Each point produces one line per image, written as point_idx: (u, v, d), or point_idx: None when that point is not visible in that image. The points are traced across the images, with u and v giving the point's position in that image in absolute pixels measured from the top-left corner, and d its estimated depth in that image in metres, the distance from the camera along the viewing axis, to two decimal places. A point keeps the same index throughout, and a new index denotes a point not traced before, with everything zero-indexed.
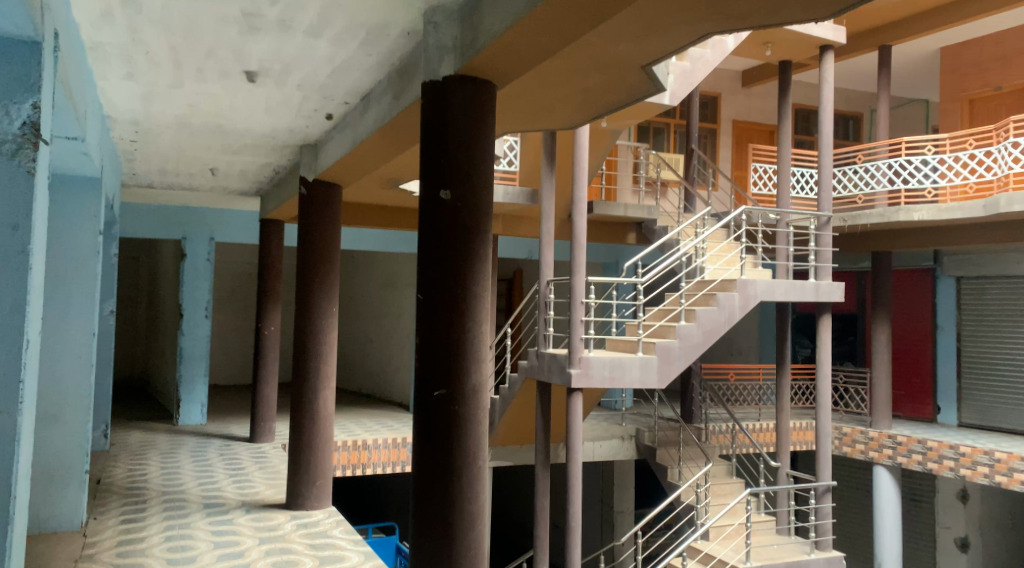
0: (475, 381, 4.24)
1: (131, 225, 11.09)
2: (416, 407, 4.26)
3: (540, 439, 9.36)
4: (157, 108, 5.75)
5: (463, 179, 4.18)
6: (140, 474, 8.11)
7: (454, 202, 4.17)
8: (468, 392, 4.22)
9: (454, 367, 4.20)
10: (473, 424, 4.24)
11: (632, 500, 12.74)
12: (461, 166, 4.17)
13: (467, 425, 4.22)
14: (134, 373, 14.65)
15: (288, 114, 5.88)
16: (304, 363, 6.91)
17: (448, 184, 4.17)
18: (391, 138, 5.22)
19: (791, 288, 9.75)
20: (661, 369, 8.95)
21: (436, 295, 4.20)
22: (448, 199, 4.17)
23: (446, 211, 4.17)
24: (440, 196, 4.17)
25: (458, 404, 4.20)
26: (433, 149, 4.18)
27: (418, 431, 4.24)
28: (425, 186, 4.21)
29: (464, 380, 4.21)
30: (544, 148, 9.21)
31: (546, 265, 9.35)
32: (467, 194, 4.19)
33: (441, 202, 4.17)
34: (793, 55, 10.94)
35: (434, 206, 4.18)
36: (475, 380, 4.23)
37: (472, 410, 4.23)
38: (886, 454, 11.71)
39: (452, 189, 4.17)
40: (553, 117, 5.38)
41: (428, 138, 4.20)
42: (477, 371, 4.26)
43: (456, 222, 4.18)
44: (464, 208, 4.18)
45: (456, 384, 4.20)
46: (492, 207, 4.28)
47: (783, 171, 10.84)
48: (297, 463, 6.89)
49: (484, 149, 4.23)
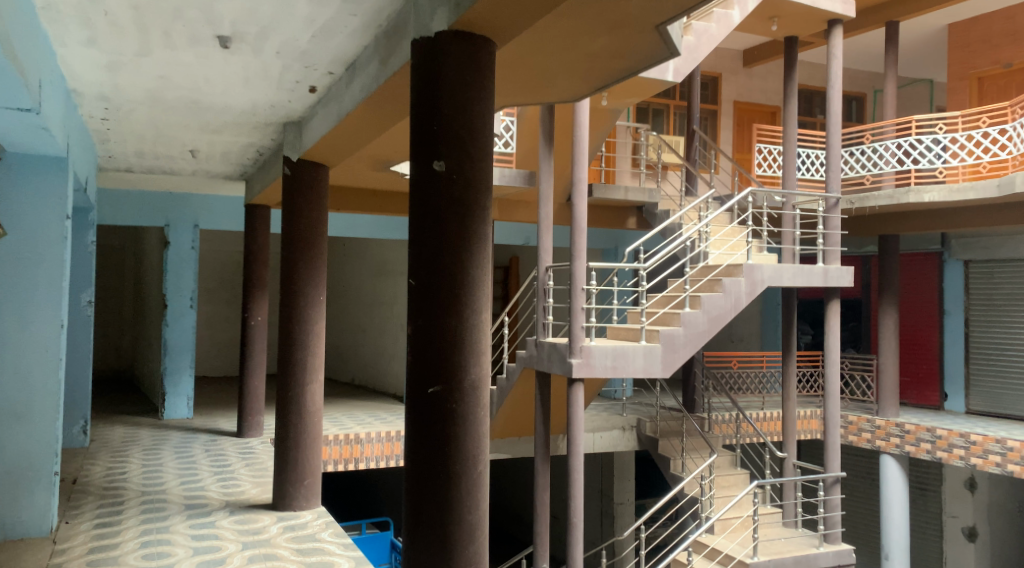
0: (474, 376, 3.84)
1: (111, 211, 10.65)
2: (408, 405, 3.86)
3: (540, 432, 8.97)
4: (126, 79, 5.32)
5: (460, 149, 3.77)
6: (120, 472, 7.71)
7: (449, 174, 3.77)
8: (466, 388, 3.83)
9: (451, 360, 3.80)
10: (472, 424, 3.84)
11: (632, 491, 12.45)
12: (458, 135, 3.77)
13: (466, 425, 3.83)
14: (120, 365, 14.23)
15: (268, 86, 5.46)
16: (290, 355, 6.51)
17: (442, 154, 3.76)
18: (378, 110, 4.81)
19: (799, 273, 9.37)
20: (665, 358, 8.58)
21: (429, 279, 3.80)
22: (443, 171, 3.77)
23: (440, 184, 3.77)
24: (433, 167, 3.77)
25: (456, 401, 3.81)
26: (426, 116, 3.78)
27: (411, 433, 3.84)
28: (416, 158, 3.82)
29: (462, 375, 3.82)
30: (543, 126, 8.81)
31: (545, 250, 8.96)
32: (464, 166, 3.79)
33: (435, 174, 3.77)
34: (799, 31, 10.54)
35: (427, 179, 3.78)
36: (474, 374, 3.84)
37: (471, 406, 3.84)
38: (894, 443, 11.35)
39: (447, 160, 3.77)
40: (554, 86, 4.98)
41: (419, 104, 3.80)
42: (478, 363, 3.86)
43: (452, 197, 3.78)
44: (461, 180, 3.78)
45: (453, 378, 3.81)
46: (493, 180, 3.88)
47: (787, 151, 10.44)
48: (283, 461, 6.50)
49: (484, 115, 3.82)
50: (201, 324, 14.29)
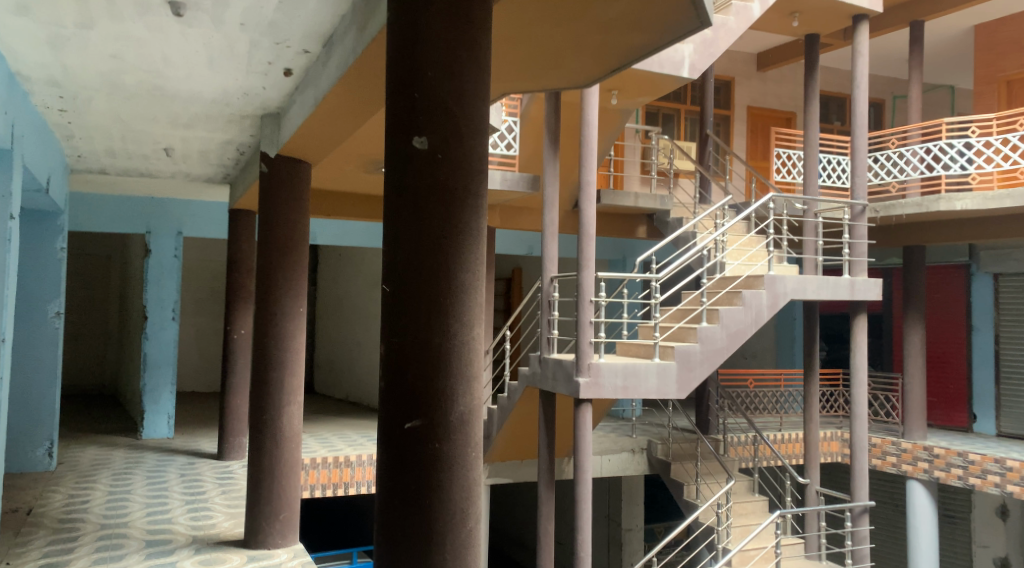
0: (464, 408, 3.17)
1: (89, 217, 10.01)
2: (378, 447, 3.17)
3: (544, 455, 8.29)
4: (73, 57, 4.75)
5: (446, 122, 3.13)
6: (81, 501, 7.04)
7: (432, 154, 3.12)
8: (452, 425, 3.15)
9: (435, 388, 3.13)
10: (460, 471, 3.16)
11: (641, 516, 11.75)
12: (444, 106, 3.12)
13: (452, 472, 3.14)
14: (104, 381, 13.56)
15: (237, 68, 4.86)
16: (265, 375, 5.82)
17: (423, 130, 3.11)
18: (358, 89, 4.17)
19: (824, 285, 8.67)
20: (680, 378, 7.88)
21: (406, 286, 3.13)
22: (426, 148, 3.12)
23: (421, 164, 3.12)
24: (413, 145, 3.12)
25: (439, 440, 3.13)
26: (404, 80, 3.12)
27: (384, 482, 3.15)
28: (391, 134, 3.15)
29: (447, 409, 3.14)
30: (547, 125, 8.16)
31: (550, 259, 8.31)
32: (451, 143, 3.14)
33: (414, 152, 3.12)
34: (822, 29, 9.90)
35: (404, 158, 3.12)
36: (464, 406, 3.17)
37: (459, 448, 3.15)
38: (921, 467, 10.53)
39: (429, 136, 3.12)
40: (562, 64, 4.31)
41: (395, 68, 3.14)
42: (467, 394, 3.18)
43: (435, 181, 3.13)
44: (447, 162, 3.13)
45: (435, 413, 3.13)
46: (489, 161, 3.23)
47: (809, 156, 9.76)
48: (255, 493, 5.80)
49: (478, 84, 3.17)
50: (190, 338, 13.65)
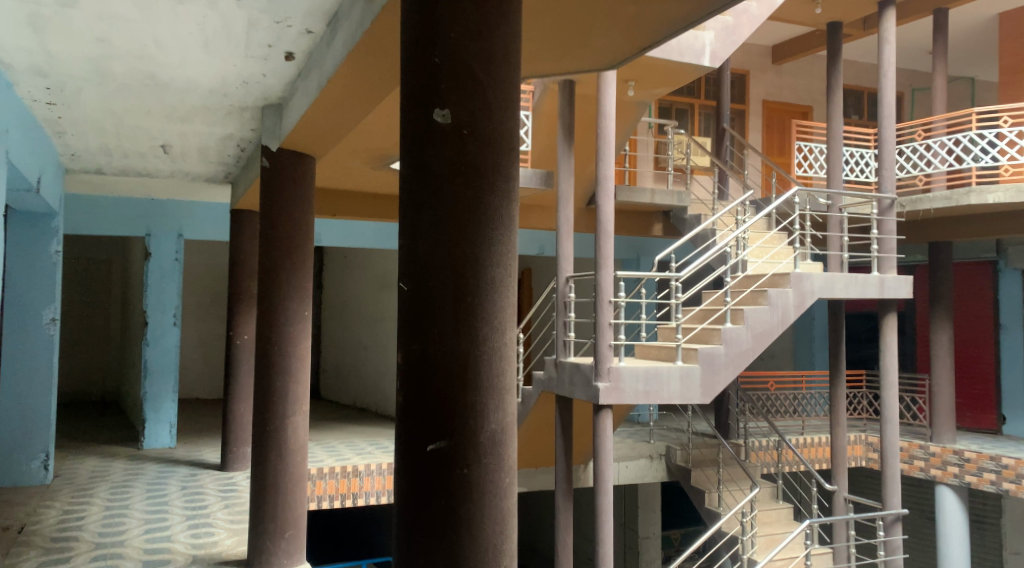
0: (496, 426, 2.82)
1: (86, 220, 9.66)
2: (398, 472, 2.82)
3: (561, 463, 7.92)
4: (59, 40, 4.43)
5: (473, 91, 2.79)
6: (76, 517, 6.67)
7: (457, 129, 2.78)
8: (482, 446, 2.80)
9: (464, 401, 2.79)
10: (492, 499, 2.80)
11: (659, 523, 11.38)
12: (469, 73, 2.78)
13: (484, 501, 2.79)
14: (105, 390, 13.20)
15: (234, 52, 4.53)
16: (268, 384, 5.46)
17: (447, 101, 2.78)
18: (368, 64, 3.83)
19: (852, 283, 8.27)
20: (704, 382, 7.49)
21: (428, 284, 2.79)
22: (450, 122, 2.78)
23: (445, 141, 2.78)
24: (434, 118, 2.78)
25: (468, 464, 2.78)
26: (425, 41, 2.78)
27: (405, 512, 2.79)
28: (409, 106, 2.82)
29: (477, 428, 2.79)
30: (562, 117, 7.79)
31: (565, 258, 7.95)
32: (478, 117, 2.80)
33: (436, 126, 2.78)
34: (844, 16, 9.54)
35: (425, 133, 2.78)
36: (496, 423, 2.82)
37: (490, 472, 2.80)
38: (951, 472, 10.05)
39: (453, 109, 2.78)
40: (590, 40, 4.06)
41: (413, 29, 2.80)
42: (499, 409, 2.83)
43: (461, 161, 2.79)
44: (474, 140, 2.80)
45: (463, 432, 2.78)
46: (521, 138, 2.90)
47: (832, 148, 9.38)
48: (258, 509, 5.43)
49: (508, 49, 2.84)
50: (194, 344, 13.32)
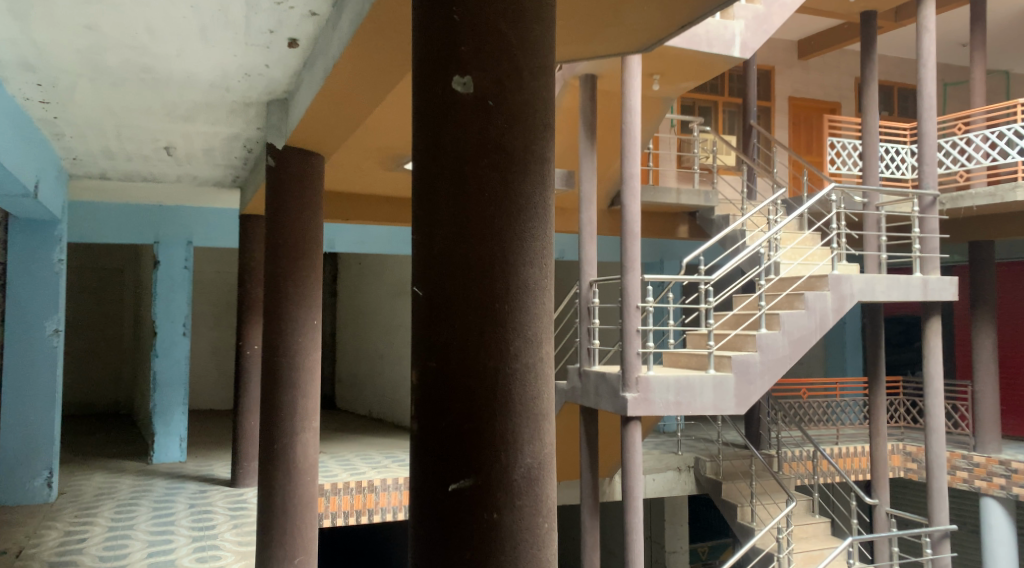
0: (530, 460, 2.46)
1: (93, 228, 9.36)
2: (414, 518, 2.48)
3: (587, 476, 7.51)
4: (44, 29, 4.09)
5: (497, 56, 2.45)
6: (79, 539, 6.32)
7: (480, 101, 2.45)
8: (514, 484, 2.44)
9: (495, 430, 2.43)
10: (526, 548, 2.43)
11: (687, 537, 10.92)
12: (493, 33, 2.44)
13: (517, 551, 2.42)
14: (117, 402, 12.91)
15: (233, 41, 4.19)
16: (276, 398, 5.10)
17: (467, 68, 2.44)
18: (376, 41, 3.46)
19: (894, 285, 7.81)
20: (739, 391, 7.07)
21: (447, 289, 2.44)
22: (472, 91, 2.44)
23: (466, 115, 2.44)
24: (453, 88, 2.44)
25: (499, 505, 2.42)
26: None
27: (424, 562, 2.44)
28: (426, 75, 2.48)
29: (508, 464, 2.43)
30: (585, 112, 7.40)
31: (589, 261, 7.54)
32: (505, 87, 2.46)
33: (454, 97, 2.44)
34: (878, 5, 9.09)
35: (444, 105, 2.45)
36: (530, 457, 2.46)
37: (522, 518, 2.44)
38: (998, 484, 9.51)
39: (475, 77, 2.44)
40: (622, 17, 3.68)
41: None
42: (534, 441, 2.47)
43: (485, 140, 2.45)
44: (500, 115, 2.46)
45: (492, 467, 2.42)
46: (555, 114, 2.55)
47: (869, 144, 8.92)
48: (266, 533, 5.06)
49: (539, 6, 2.49)
50: (206, 354, 13.03)
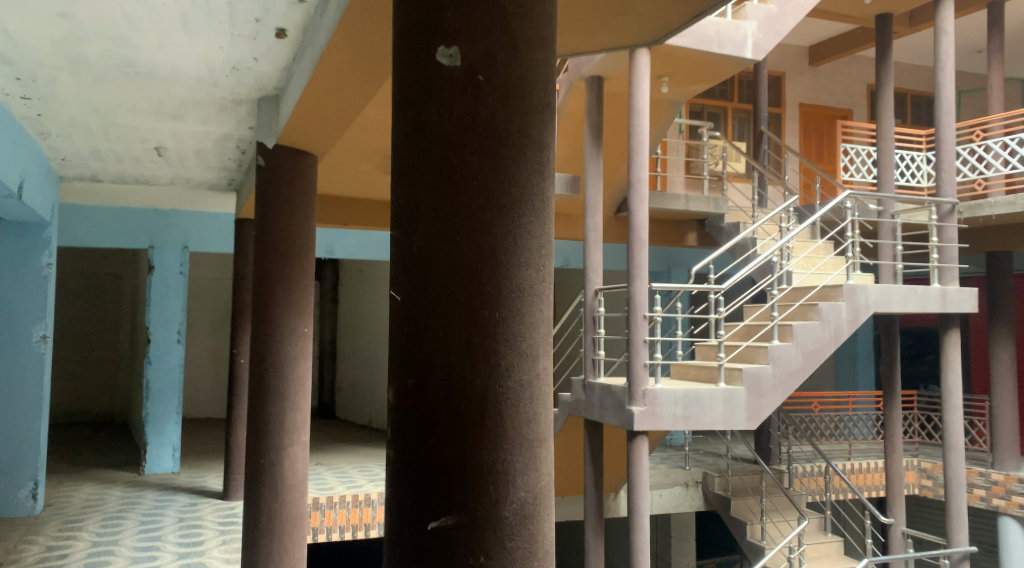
0: (523, 494, 2.19)
1: (86, 232, 9.13)
2: (391, 556, 2.22)
3: (591, 492, 7.22)
4: (17, 17, 3.85)
5: (489, 27, 2.20)
6: (60, 554, 6.06)
7: (470, 77, 2.19)
8: (506, 521, 2.17)
9: (484, 458, 2.17)
10: None
11: (693, 554, 10.61)
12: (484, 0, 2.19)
13: None
14: (113, 409, 12.66)
15: (217, 31, 3.94)
16: (263, 410, 4.83)
17: (455, 39, 2.19)
18: (365, 27, 3.20)
19: (911, 296, 7.52)
20: (750, 405, 6.78)
21: (431, 295, 2.19)
22: (460, 64, 2.19)
23: (452, 93, 2.19)
24: (439, 62, 2.19)
25: (487, 545, 2.16)
26: None
27: None
28: (410, 50, 2.23)
29: (498, 497, 2.17)
30: (590, 114, 7.14)
31: (594, 269, 7.26)
32: (498, 63, 2.21)
33: (440, 72, 2.19)
34: (894, 8, 8.82)
35: (429, 83, 2.20)
36: (523, 490, 2.19)
37: (513, 558, 2.17)
38: (1016, 502, 9.17)
39: (464, 49, 2.19)
40: (630, 6, 3.43)
41: None
42: (528, 471, 2.20)
43: (475, 123, 2.19)
44: (492, 94, 2.20)
45: (480, 501, 2.16)
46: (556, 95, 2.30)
47: (884, 150, 8.64)
48: (251, 552, 4.79)
49: None
50: (204, 361, 12.80)
